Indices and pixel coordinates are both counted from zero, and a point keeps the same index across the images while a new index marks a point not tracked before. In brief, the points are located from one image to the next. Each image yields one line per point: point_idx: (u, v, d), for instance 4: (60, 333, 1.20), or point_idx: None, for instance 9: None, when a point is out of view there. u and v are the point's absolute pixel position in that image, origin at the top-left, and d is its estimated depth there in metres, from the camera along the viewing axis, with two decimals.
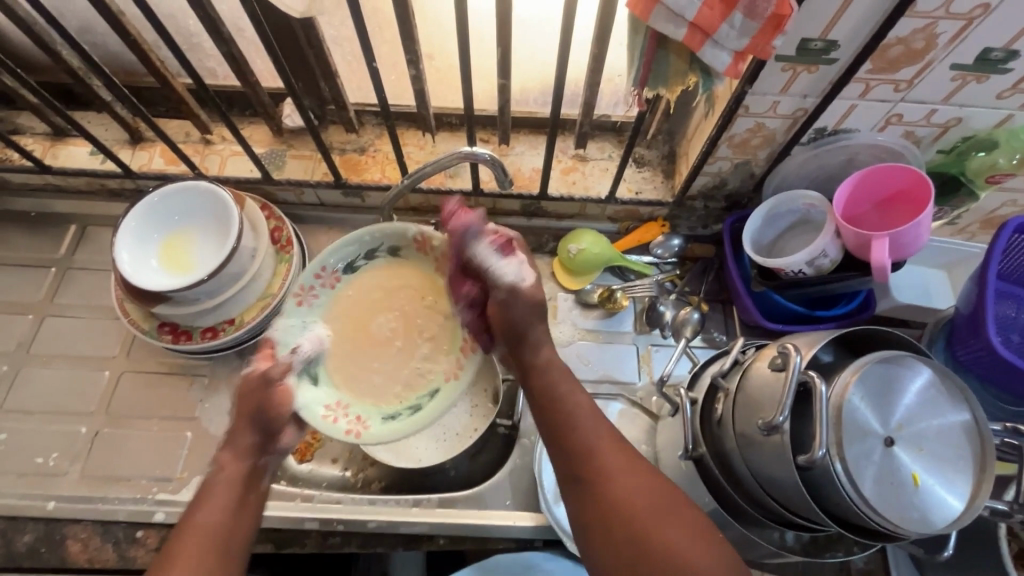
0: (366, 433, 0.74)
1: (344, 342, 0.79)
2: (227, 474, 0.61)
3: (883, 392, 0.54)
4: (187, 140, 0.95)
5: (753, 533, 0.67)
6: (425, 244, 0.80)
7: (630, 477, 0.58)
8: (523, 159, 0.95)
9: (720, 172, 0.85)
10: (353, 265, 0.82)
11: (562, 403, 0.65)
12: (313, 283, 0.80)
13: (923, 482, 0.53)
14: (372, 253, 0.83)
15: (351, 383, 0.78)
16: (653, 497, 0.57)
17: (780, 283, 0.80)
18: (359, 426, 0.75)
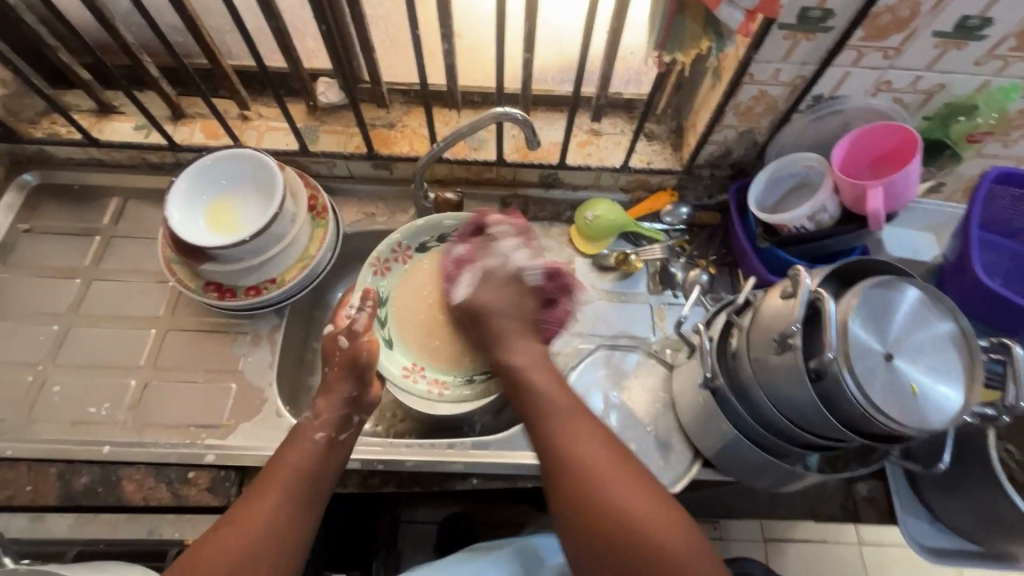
0: (443, 392, 0.92)
1: (419, 315, 0.98)
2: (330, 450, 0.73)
3: (881, 311, 0.61)
4: (226, 117, 1.01)
5: (775, 458, 0.71)
6: None
7: (587, 444, 0.67)
8: (542, 133, 1.02)
9: (726, 140, 0.93)
10: (424, 246, 0.98)
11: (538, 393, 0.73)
12: (388, 256, 0.97)
13: (921, 389, 0.59)
14: (441, 236, 0.99)
15: (423, 348, 0.96)
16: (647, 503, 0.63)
17: (784, 239, 0.87)
18: (437, 385, 0.93)
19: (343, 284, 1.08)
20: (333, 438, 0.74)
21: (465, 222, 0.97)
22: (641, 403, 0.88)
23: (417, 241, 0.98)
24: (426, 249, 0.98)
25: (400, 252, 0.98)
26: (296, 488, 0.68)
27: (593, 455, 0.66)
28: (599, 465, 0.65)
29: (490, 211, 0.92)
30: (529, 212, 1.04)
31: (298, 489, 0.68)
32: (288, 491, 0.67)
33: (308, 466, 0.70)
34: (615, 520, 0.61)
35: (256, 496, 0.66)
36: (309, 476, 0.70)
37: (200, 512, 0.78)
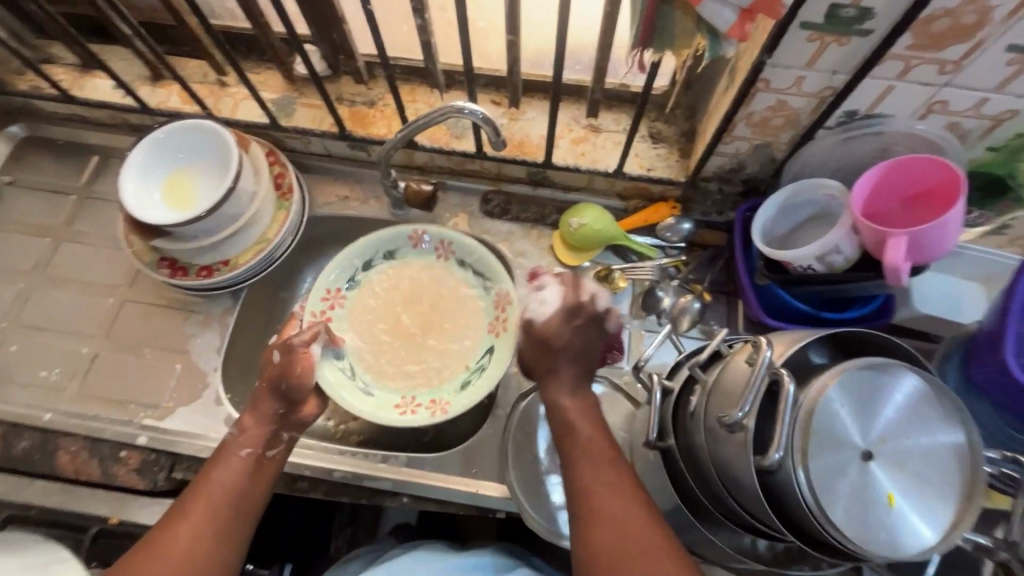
0: (447, 408, 0.82)
1: (388, 346, 0.91)
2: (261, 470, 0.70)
3: (867, 404, 0.49)
4: (204, 81, 0.96)
5: (711, 533, 0.65)
6: (418, 237, 0.91)
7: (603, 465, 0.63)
8: (534, 125, 0.92)
9: (737, 153, 0.79)
10: (372, 264, 0.92)
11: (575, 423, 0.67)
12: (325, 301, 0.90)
13: (897, 504, 0.48)
14: (390, 253, 0.92)
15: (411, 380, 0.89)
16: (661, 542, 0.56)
17: (789, 278, 0.74)
18: (440, 403, 0.84)
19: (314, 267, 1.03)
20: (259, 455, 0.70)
21: (386, 241, 0.91)
22: None
23: (345, 278, 0.91)
24: (395, 256, 0.92)
25: (334, 293, 0.91)
26: (219, 513, 0.64)
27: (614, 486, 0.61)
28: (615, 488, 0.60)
29: (421, 232, 0.91)
30: (510, 212, 0.94)
31: (223, 514, 0.65)
32: (215, 512, 0.64)
33: (240, 487, 0.67)
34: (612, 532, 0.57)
35: (174, 522, 0.63)
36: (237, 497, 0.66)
37: (127, 492, 0.77)
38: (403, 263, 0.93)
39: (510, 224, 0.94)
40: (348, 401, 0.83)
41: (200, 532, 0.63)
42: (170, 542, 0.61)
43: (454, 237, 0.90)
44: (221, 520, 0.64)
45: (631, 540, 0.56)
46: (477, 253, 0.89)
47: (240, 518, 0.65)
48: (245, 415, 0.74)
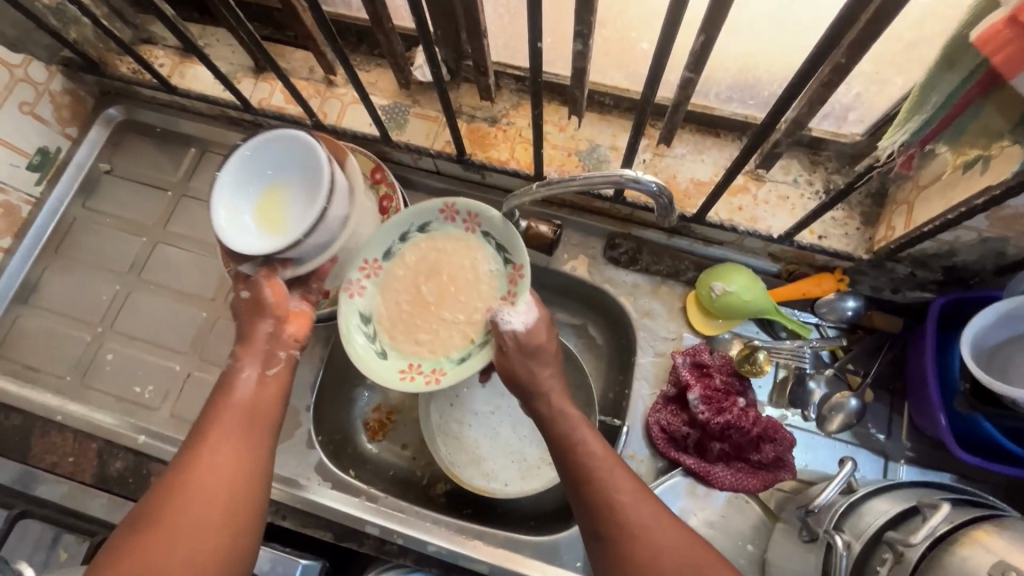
0: (443, 379, 0.71)
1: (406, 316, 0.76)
2: (266, 395, 0.65)
3: None
4: (310, 77, 0.86)
5: None
6: (449, 209, 0.76)
7: (615, 478, 0.59)
8: (682, 165, 0.78)
9: (955, 241, 0.63)
10: (407, 236, 0.77)
11: (576, 435, 0.62)
12: (361, 277, 0.77)
13: None
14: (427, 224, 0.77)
15: (417, 348, 0.75)
16: (667, 525, 0.55)
17: (1002, 412, 0.60)
18: (437, 375, 0.72)
19: None
20: (263, 375, 0.66)
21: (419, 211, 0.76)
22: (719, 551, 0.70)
23: (382, 248, 0.77)
24: (429, 230, 0.77)
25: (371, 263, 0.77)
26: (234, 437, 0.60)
27: (623, 484, 0.58)
28: (632, 499, 0.57)
29: (453, 204, 0.75)
30: (639, 262, 0.82)
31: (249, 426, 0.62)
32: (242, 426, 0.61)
33: (263, 401, 0.64)
34: (638, 542, 0.54)
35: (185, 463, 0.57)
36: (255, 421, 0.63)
37: None
38: (435, 236, 0.77)
39: (637, 276, 0.82)
40: (372, 372, 0.73)
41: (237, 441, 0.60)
42: (197, 465, 0.56)
43: (485, 211, 0.74)
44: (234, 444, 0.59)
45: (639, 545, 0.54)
46: (505, 225, 0.73)
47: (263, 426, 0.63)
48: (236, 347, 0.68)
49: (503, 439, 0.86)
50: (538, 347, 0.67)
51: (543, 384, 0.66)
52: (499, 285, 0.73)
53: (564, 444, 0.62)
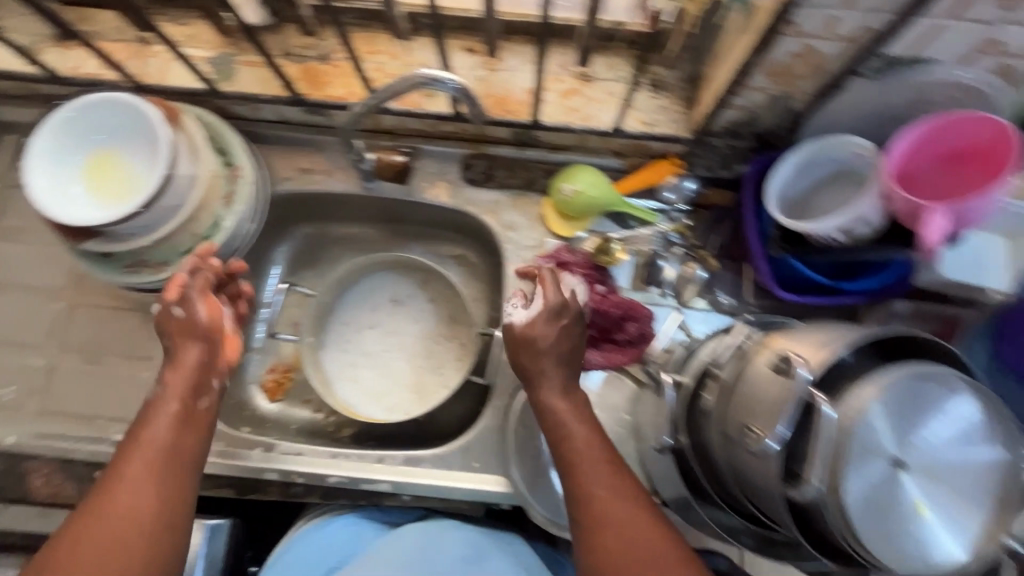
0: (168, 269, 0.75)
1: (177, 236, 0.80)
2: (196, 419, 0.60)
3: (908, 413, 0.45)
4: (122, 38, 0.81)
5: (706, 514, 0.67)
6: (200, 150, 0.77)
7: (550, 393, 0.65)
8: (516, 76, 0.80)
9: (752, 106, 0.70)
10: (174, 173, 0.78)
11: (520, 361, 0.68)
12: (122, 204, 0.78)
13: (928, 517, 0.45)
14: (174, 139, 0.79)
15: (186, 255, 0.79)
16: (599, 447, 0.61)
17: (806, 249, 0.68)
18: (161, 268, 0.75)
19: (283, 249, 0.94)
20: (190, 408, 0.60)
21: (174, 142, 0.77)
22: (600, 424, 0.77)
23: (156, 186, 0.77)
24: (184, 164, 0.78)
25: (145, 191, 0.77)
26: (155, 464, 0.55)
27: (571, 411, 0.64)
28: (556, 414, 0.64)
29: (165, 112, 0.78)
30: (495, 178, 0.85)
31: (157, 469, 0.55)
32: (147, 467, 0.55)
33: (174, 440, 0.57)
34: (567, 451, 0.61)
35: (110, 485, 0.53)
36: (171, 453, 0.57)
37: None
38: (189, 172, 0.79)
39: (495, 192, 0.85)
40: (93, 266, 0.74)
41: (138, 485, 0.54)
42: (112, 497, 0.53)
43: (212, 123, 0.78)
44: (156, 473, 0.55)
45: (569, 456, 0.61)
46: (221, 130, 0.78)
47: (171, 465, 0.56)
48: (164, 371, 0.62)
49: (397, 373, 0.88)
50: (533, 336, 0.67)
51: (544, 382, 0.66)
52: (219, 185, 0.76)
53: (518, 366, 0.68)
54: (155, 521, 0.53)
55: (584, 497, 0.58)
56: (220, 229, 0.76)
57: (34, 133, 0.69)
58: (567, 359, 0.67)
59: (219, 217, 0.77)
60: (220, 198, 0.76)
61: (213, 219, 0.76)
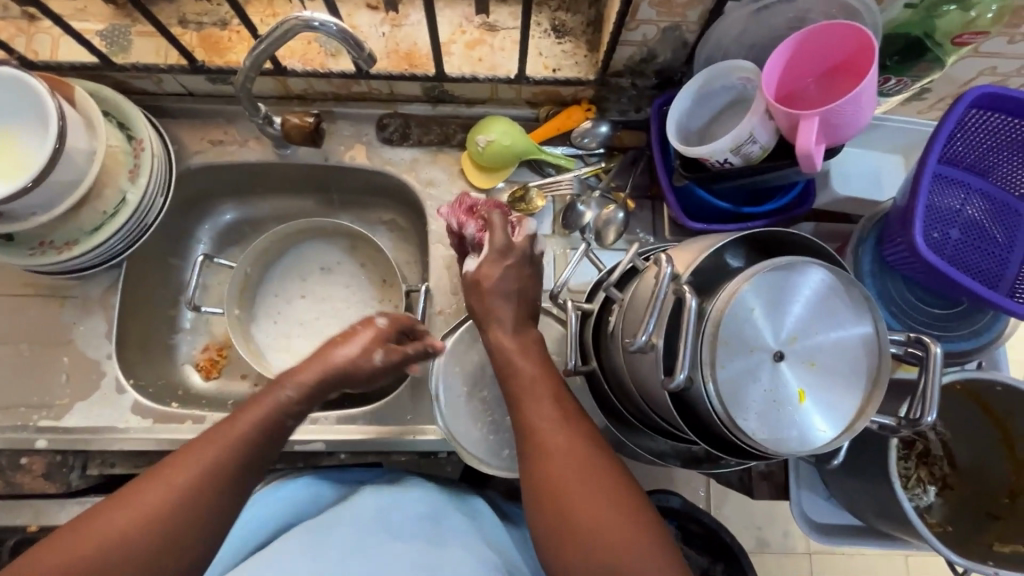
0: (75, 248, 0.74)
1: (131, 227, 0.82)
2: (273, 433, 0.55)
3: (777, 303, 0.48)
4: (6, 16, 0.78)
5: (630, 438, 0.67)
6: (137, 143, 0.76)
7: (539, 405, 0.58)
8: (420, 30, 0.80)
9: (645, 40, 0.71)
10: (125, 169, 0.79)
11: (515, 363, 0.61)
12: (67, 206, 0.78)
13: (806, 400, 0.48)
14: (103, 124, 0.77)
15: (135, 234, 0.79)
16: (590, 467, 0.54)
17: (706, 176, 0.70)
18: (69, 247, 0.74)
19: (207, 226, 0.92)
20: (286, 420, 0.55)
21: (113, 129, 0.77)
22: None
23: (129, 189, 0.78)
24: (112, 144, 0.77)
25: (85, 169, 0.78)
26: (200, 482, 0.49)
27: (557, 425, 0.57)
28: (542, 428, 0.57)
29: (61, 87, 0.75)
30: (411, 136, 0.84)
31: (221, 471, 0.50)
32: (217, 466, 0.50)
33: (245, 447, 0.52)
34: (549, 468, 0.54)
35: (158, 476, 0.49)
36: (242, 461, 0.52)
37: (42, 498, 0.73)
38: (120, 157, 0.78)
39: (413, 150, 0.85)
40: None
41: (200, 479, 0.49)
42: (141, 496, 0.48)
43: (108, 97, 0.76)
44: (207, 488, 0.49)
45: (552, 474, 0.54)
46: (120, 102, 0.76)
47: (229, 481, 0.51)
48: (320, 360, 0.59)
49: (331, 340, 0.88)
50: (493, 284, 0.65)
51: (493, 324, 0.64)
52: (122, 160, 0.75)
53: (502, 366, 0.62)
54: (195, 525, 0.49)
55: (566, 517, 0.52)
56: (126, 205, 0.75)
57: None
58: (521, 305, 0.66)
59: (125, 194, 0.75)
60: (125, 173, 0.75)
61: (119, 195, 0.75)
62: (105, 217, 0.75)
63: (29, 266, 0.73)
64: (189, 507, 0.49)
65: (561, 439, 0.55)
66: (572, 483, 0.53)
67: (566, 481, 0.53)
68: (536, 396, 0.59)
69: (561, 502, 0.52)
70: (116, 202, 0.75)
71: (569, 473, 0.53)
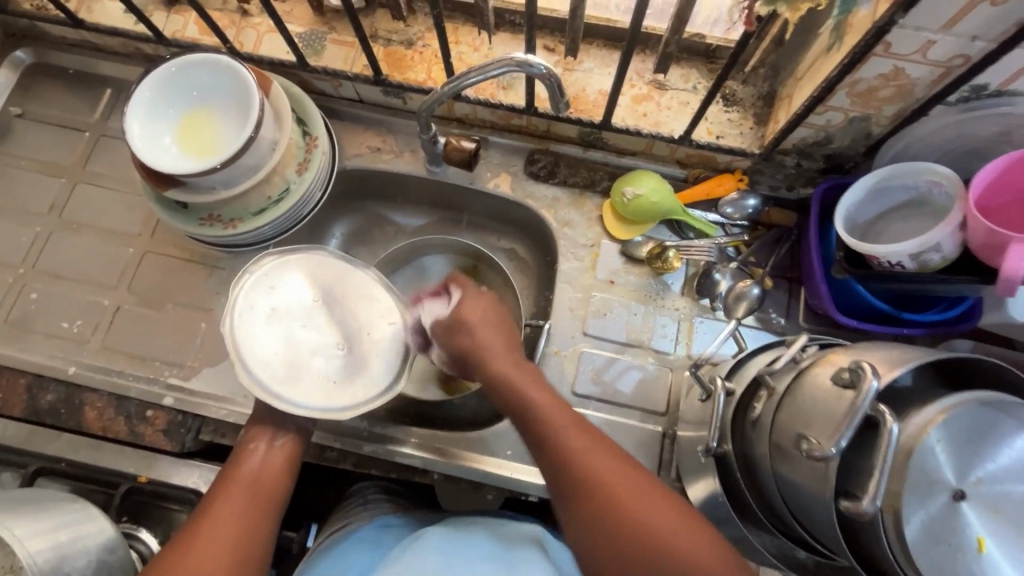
0: (240, 226, 0.79)
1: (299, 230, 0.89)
2: (272, 465, 0.64)
3: (973, 444, 0.43)
4: (224, 9, 0.86)
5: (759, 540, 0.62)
6: (309, 143, 0.82)
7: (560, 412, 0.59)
8: (591, 78, 0.82)
9: (827, 126, 0.70)
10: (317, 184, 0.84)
11: (524, 391, 0.61)
12: None
13: (987, 550, 0.44)
14: None
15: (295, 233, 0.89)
16: (625, 470, 0.54)
17: (870, 275, 0.67)
18: (231, 225, 0.79)
19: (343, 223, 0.96)
20: (271, 447, 0.65)
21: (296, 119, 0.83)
22: (638, 427, 0.77)
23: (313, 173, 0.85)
24: None
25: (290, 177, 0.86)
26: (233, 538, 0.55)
27: (577, 432, 0.57)
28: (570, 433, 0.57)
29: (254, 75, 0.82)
30: (558, 175, 0.86)
31: (246, 513, 0.58)
32: (248, 501, 0.59)
33: (268, 476, 0.62)
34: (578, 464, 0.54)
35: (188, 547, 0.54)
36: (266, 492, 0.61)
37: (155, 451, 0.76)
38: None
39: (556, 189, 0.86)
40: (165, 214, 0.78)
41: (229, 531, 0.56)
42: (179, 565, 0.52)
43: (296, 94, 0.82)
44: (228, 532, 0.55)
45: (593, 485, 0.53)
46: (303, 99, 0.82)
47: (269, 503, 0.60)
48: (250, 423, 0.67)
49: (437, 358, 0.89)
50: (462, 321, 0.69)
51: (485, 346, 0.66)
52: (294, 153, 0.80)
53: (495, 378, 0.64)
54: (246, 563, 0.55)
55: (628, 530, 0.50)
56: (290, 194, 0.80)
57: (137, 84, 0.73)
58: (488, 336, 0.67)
59: (292, 185, 0.80)
60: (295, 166, 0.80)
61: (284, 185, 0.79)
62: (268, 202, 0.79)
63: (192, 234, 0.78)
64: (239, 548, 0.55)
65: (584, 443, 0.56)
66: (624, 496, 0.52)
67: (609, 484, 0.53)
68: (532, 385, 0.62)
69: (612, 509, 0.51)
70: (281, 189, 0.79)
71: (617, 480, 0.53)
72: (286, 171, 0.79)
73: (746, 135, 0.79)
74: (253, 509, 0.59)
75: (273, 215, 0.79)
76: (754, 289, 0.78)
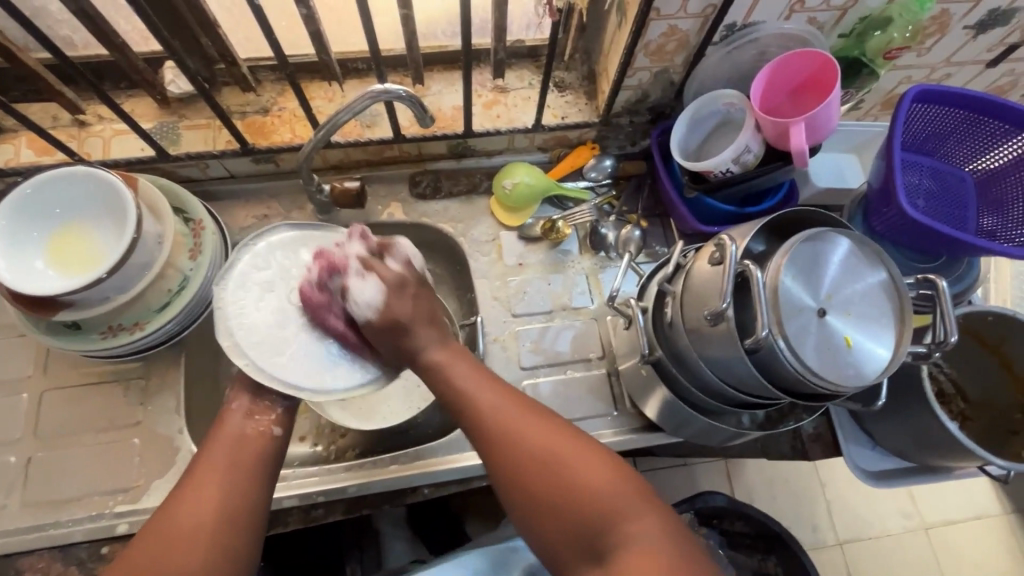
0: (147, 326, 0.76)
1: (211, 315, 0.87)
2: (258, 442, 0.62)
3: (811, 269, 0.58)
4: (58, 124, 0.84)
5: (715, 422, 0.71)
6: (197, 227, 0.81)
7: (492, 395, 0.61)
8: (443, 98, 0.91)
9: (641, 84, 0.85)
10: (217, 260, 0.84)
11: (453, 371, 0.62)
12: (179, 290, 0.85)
13: (854, 342, 0.57)
14: None
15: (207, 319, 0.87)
16: (553, 432, 0.58)
17: (710, 186, 0.81)
18: (136, 329, 0.76)
19: None
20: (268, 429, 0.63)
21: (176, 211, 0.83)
22: (586, 376, 0.85)
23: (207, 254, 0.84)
24: None
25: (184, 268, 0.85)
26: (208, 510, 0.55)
27: (516, 417, 0.59)
28: (504, 416, 0.59)
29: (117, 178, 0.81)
30: (442, 189, 0.94)
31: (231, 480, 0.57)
32: (230, 469, 0.58)
33: (254, 451, 0.61)
34: (511, 446, 0.57)
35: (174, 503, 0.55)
36: (241, 480, 0.58)
37: None
38: None
39: (445, 202, 0.94)
40: (58, 340, 0.73)
41: (209, 498, 0.55)
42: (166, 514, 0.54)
43: (165, 185, 0.82)
44: (207, 499, 0.55)
45: (546, 467, 0.56)
46: (176, 189, 0.82)
47: (253, 479, 0.59)
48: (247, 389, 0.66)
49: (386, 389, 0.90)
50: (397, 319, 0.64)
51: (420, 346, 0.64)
52: (183, 242, 0.79)
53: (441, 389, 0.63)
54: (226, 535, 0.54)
55: (567, 493, 0.55)
56: (190, 281, 0.79)
57: None
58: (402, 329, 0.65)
59: (189, 272, 0.79)
60: (186, 253, 0.79)
61: (181, 275, 0.78)
62: (169, 295, 0.78)
63: (95, 350, 0.74)
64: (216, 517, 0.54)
65: (521, 426, 0.58)
66: (560, 456, 0.56)
67: (548, 456, 0.56)
68: (458, 371, 0.63)
69: (562, 480, 0.55)
70: (181, 280, 0.78)
71: (538, 445, 0.57)
72: (180, 261, 0.78)
73: (585, 109, 0.93)
74: (237, 481, 0.58)
75: (179, 306, 0.78)
76: (633, 232, 0.91)
